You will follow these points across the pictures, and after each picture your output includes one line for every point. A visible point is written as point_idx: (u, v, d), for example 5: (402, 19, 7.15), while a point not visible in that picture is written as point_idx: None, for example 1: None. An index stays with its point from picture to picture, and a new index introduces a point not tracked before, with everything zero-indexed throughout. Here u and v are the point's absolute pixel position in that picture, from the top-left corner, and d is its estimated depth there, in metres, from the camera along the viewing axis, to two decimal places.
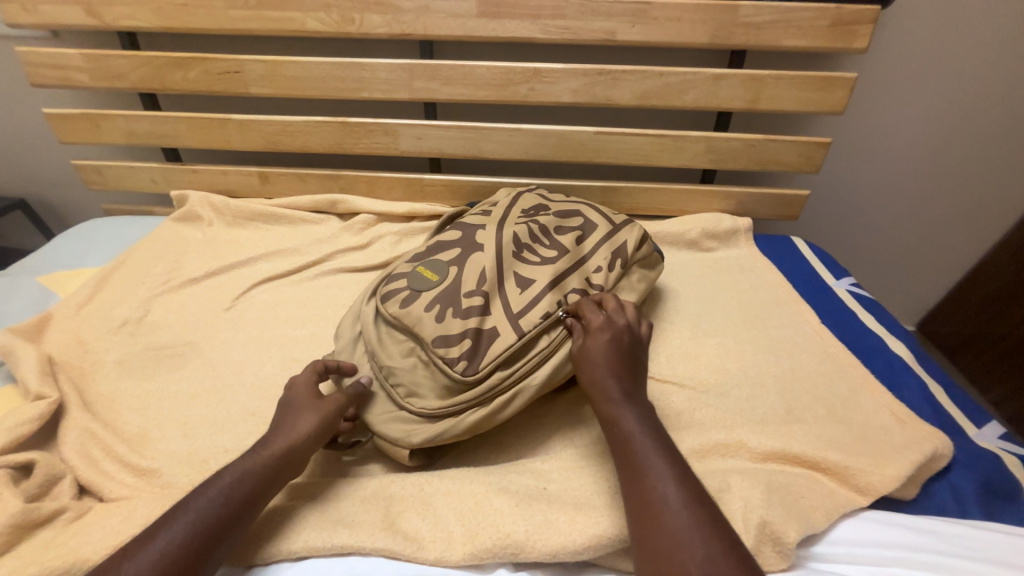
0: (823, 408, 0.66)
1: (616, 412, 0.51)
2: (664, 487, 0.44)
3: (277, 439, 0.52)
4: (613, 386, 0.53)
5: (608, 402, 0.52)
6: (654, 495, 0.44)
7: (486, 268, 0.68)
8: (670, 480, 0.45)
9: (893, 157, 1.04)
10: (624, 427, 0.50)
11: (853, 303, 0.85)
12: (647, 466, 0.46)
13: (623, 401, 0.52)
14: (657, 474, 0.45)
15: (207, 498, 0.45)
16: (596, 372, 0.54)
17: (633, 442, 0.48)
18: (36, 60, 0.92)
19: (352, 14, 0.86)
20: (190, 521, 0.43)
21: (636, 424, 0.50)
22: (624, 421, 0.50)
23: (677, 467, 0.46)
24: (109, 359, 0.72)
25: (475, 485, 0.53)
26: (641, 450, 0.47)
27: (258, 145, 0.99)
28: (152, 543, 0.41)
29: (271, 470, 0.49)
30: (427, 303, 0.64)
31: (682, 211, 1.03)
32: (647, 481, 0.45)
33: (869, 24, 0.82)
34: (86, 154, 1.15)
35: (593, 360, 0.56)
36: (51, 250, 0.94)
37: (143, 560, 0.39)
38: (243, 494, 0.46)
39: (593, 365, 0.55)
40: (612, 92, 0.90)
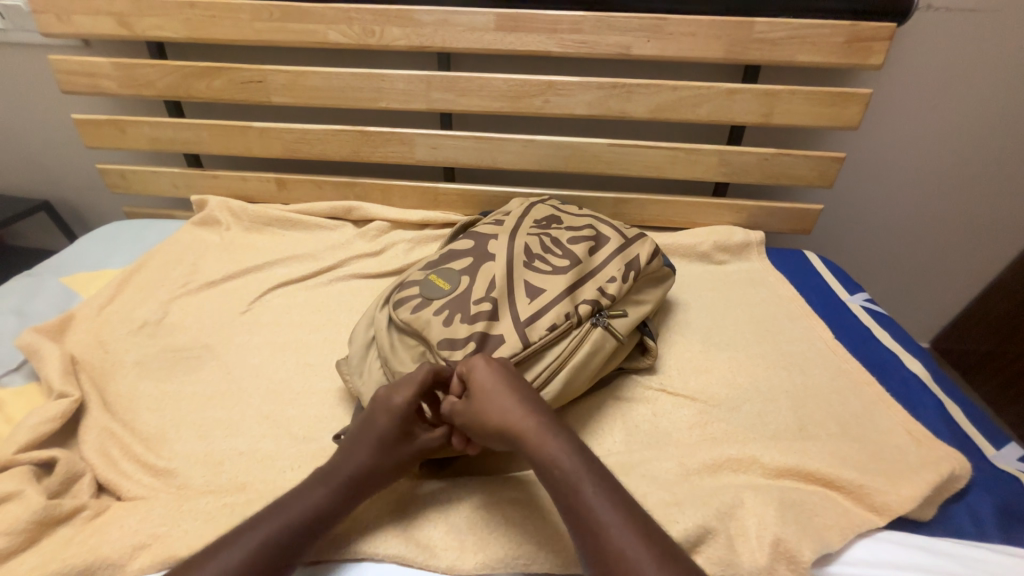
0: (836, 425, 0.65)
1: (542, 447, 0.46)
2: (608, 522, 0.42)
3: (349, 470, 0.50)
4: (530, 419, 0.48)
5: (530, 438, 0.47)
6: (604, 537, 0.41)
7: (496, 277, 0.69)
8: (612, 512, 0.42)
9: (907, 172, 1.03)
10: (552, 464, 0.45)
11: (867, 319, 0.84)
12: (588, 504, 0.43)
13: (546, 433, 0.47)
14: (596, 506, 0.43)
15: (268, 532, 0.45)
16: (506, 408, 0.49)
17: (565, 479, 0.44)
18: (68, 67, 0.96)
19: (373, 27, 0.88)
20: (249, 559, 0.43)
21: (565, 456, 0.45)
22: (557, 456, 0.45)
23: (615, 493, 0.44)
24: (129, 360, 0.73)
25: (487, 493, 0.54)
26: (581, 487, 0.44)
27: (277, 152, 1.01)
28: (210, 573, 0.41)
29: (337, 504, 0.49)
30: (436, 309, 0.65)
31: (694, 223, 1.03)
32: (593, 521, 0.42)
33: (883, 41, 0.82)
34: (110, 158, 1.18)
35: (494, 403, 0.50)
36: (74, 252, 0.96)
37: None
38: (306, 533, 0.46)
39: (500, 400, 0.50)
40: (626, 105, 0.91)
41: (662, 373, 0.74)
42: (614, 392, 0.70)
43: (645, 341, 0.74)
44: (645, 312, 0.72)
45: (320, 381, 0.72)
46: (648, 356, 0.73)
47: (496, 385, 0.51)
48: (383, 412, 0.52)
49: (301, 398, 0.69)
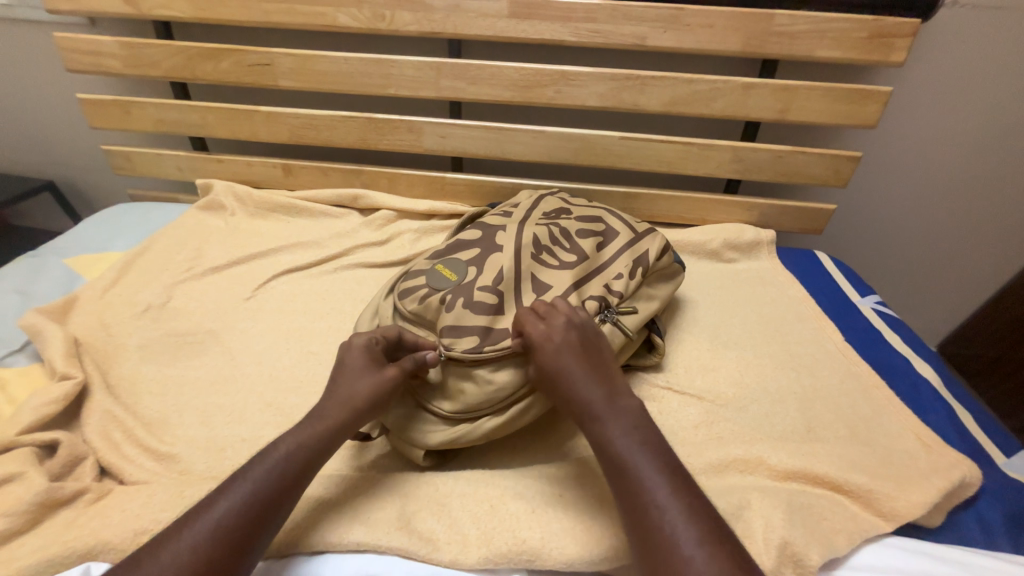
0: (845, 427, 0.64)
1: (599, 424, 0.47)
2: (662, 500, 0.41)
3: (330, 410, 0.51)
4: (592, 394, 0.49)
5: (588, 411, 0.48)
6: (651, 514, 0.41)
7: (503, 267, 0.67)
8: (665, 492, 0.42)
9: (924, 174, 1.01)
10: (609, 438, 0.46)
11: (879, 322, 0.83)
12: (643, 479, 0.43)
13: (605, 411, 0.48)
14: (647, 484, 0.43)
15: (249, 479, 0.44)
16: (571, 383, 0.50)
17: (621, 454, 0.45)
18: (72, 45, 0.94)
19: (383, 11, 0.87)
20: (233, 506, 0.42)
21: (623, 433, 0.46)
22: (612, 433, 0.46)
23: (669, 475, 0.43)
24: (132, 343, 0.73)
25: (491, 488, 0.53)
26: (635, 465, 0.44)
27: (284, 137, 1.00)
28: (192, 527, 0.40)
29: (323, 442, 0.49)
30: (440, 300, 0.63)
31: (704, 220, 1.02)
32: (644, 498, 0.42)
33: (906, 38, 0.80)
34: (114, 139, 1.16)
35: (558, 369, 0.51)
36: (78, 233, 0.95)
37: (184, 545, 0.39)
38: (290, 472, 0.46)
39: (565, 374, 0.51)
40: (639, 98, 0.89)
41: (669, 371, 0.73)
42: None
43: (653, 338, 0.73)
44: (654, 308, 0.71)
45: (324, 370, 0.71)
46: (656, 353, 0.72)
47: (562, 354, 0.52)
48: (343, 356, 0.56)
49: (304, 386, 0.69)
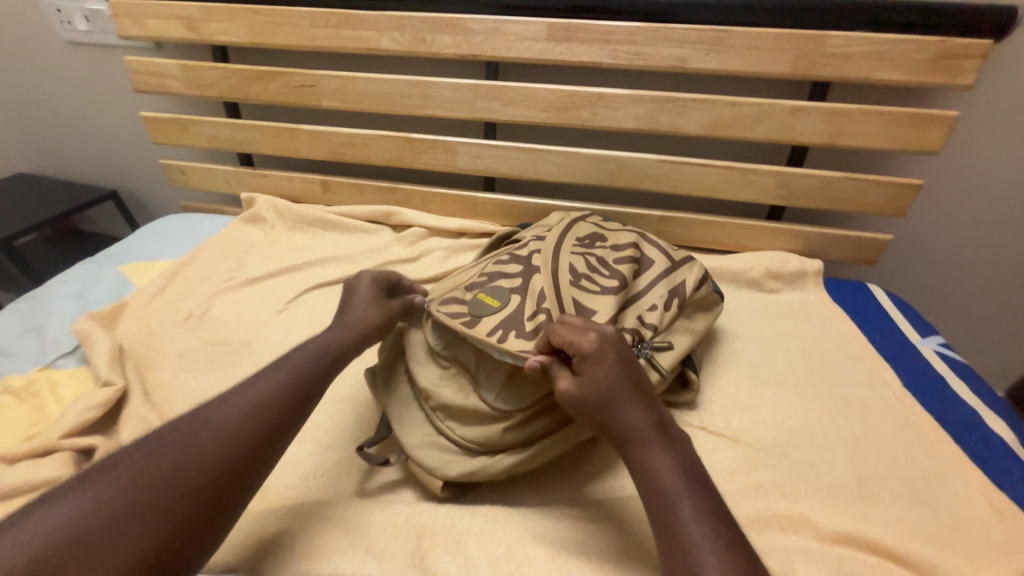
0: (904, 487, 0.58)
1: (643, 455, 0.45)
2: (704, 544, 0.39)
3: (349, 321, 0.60)
4: (637, 422, 0.47)
5: (632, 441, 0.46)
6: (692, 559, 0.38)
7: (543, 288, 0.66)
8: (709, 537, 0.39)
9: (995, 203, 0.92)
10: (653, 472, 0.44)
11: (942, 366, 0.75)
12: (685, 519, 0.40)
13: (651, 443, 0.46)
14: (690, 525, 0.40)
15: (258, 386, 0.48)
16: (616, 407, 0.47)
17: (665, 490, 0.43)
18: (140, 68, 1.02)
19: (423, 35, 0.89)
20: (246, 406, 0.46)
21: (668, 468, 0.44)
22: (657, 466, 0.44)
23: (713, 520, 0.40)
24: (170, 351, 0.75)
25: (511, 529, 0.51)
26: (677, 504, 0.42)
27: (324, 154, 1.03)
28: (203, 420, 0.44)
29: (350, 340, 0.57)
30: (488, 327, 0.60)
31: (745, 246, 0.97)
32: (685, 540, 0.39)
33: (975, 59, 0.74)
34: (170, 153, 1.24)
35: (602, 387, 0.48)
36: (132, 242, 1.01)
37: (199, 434, 0.43)
38: (326, 358, 0.54)
39: (608, 397, 0.48)
40: (678, 121, 0.86)
41: (703, 409, 0.68)
42: None
43: (687, 373, 0.69)
44: (690, 341, 0.68)
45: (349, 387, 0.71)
46: (689, 390, 0.68)
47: (613, 373, 0.49)
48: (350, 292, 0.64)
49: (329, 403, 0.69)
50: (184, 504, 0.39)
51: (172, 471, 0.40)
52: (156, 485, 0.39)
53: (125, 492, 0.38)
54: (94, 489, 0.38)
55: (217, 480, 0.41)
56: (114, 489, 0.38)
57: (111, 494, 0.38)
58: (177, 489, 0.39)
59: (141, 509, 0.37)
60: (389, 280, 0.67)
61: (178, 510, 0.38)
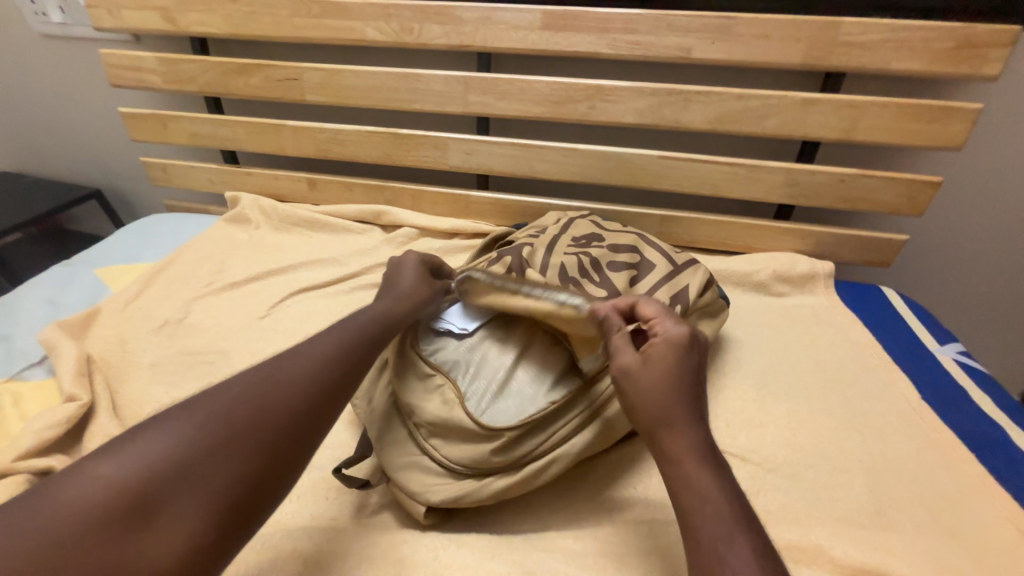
0: (927, 513, 0.53)
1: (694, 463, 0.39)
2: None
3: (399, 296, 0.57)
4: (692, 439, 0.40)
5: (684, 458, 0.39)
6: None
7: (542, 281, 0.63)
8: None
9: (1018, 202, 0.87)
10: (705, 498, 0.37)
11: (962, 377, 0.71)
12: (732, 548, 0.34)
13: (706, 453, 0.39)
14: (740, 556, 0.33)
15: (330, 338, 0.46)
16: (680, 403, 0.42)
17: (716, 522, 0.35)
18: (116, 61, 0.97)
19: (411, 24, 0.84)
20: (319, 356, 0.44)
21: (722, 497, 0.37)
22: (709, 481, 0.38)
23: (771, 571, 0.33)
24: (143, 361, 0.71)
25: (497, 562, 0.46)
26: (726, 529, 0.35)
27: (309, 151, 0.99)
28: (274, 369, 0.41)
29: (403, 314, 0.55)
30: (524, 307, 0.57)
31: (752, 247, 0.92)
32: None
33: (1003, 47, 0.69)
34: (154, 151, 1.20)
35: (675, 375, 0.43)
36: (111, 244, 0.97)
37: (267, 383, 0.40)
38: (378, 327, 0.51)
39: (676, 388, 0.42)
40: (681, 115, 0.81)
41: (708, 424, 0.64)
42: None
43: None
44: None
45: None
46: None
47: (687, 367, 0.44)
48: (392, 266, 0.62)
49: None
50: (259, 451, 0.36)
51: (248, 420, 0.37)
52: (234, 428, 0.37)
53: (202, 434, 0.36)
54: (174, 427, 0.36)
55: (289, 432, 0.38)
56: (194, 429, 0.36)
57: (190, 433, 0.35)
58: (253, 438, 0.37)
59: (219, 454, 0.35)
60: (433, 262, 0.65)
61: (254, 455, 0.36)
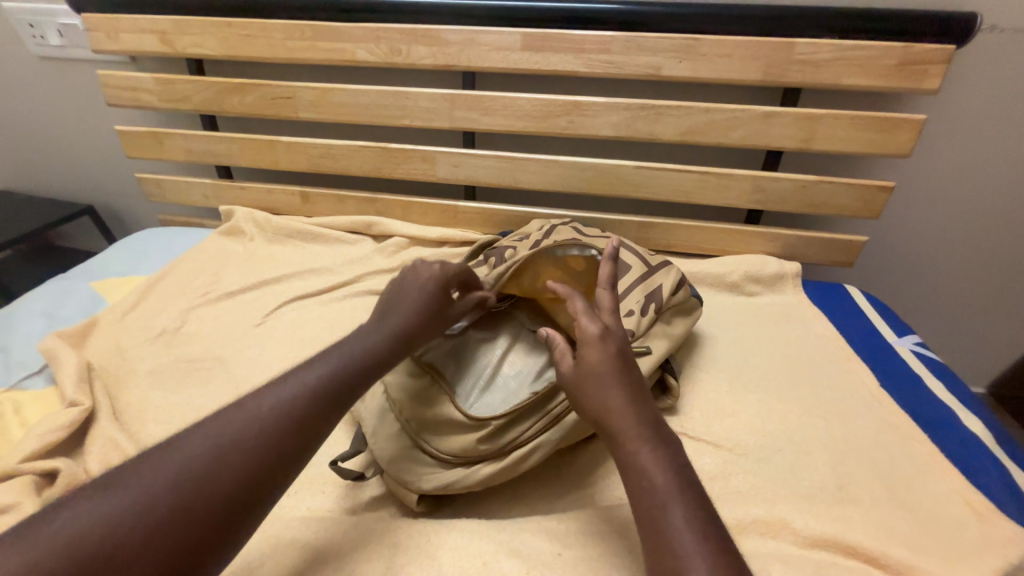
0: (882, 488, 0.58)
1: (630, 453, 0.43)
2: (689, 555, 0.36)
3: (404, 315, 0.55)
4: (629, 420, 0.44)
5: (624, 438, 0.44)
6: (676, 564, 0.36)
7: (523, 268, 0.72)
8: (695, 547, 0.37)
9: (965, 204, 0.94)
10: (643, 472, 0.41)
11: (917, 366, 0.76)
12: (670, 527, 0.38)
13: (639, 441, 0.43)
14: (678, 533, 0.38)
15: (271, 406, 0.43)
16: (610, 399, 0.46)
17: (652, 492, 0.40)
18: (114, 82, 1.01)
19: (399, 46, 0.89)
20: (250, 433, 0.41)
21: (659, 470, 0.41)
22: (643, 467, 0.42)
23: (702, 528, 0.38)
24: (142, 369, 0.73)
25: (486, 543, 0.49)
26: (664, 510, 0.39)
27: (302, 165, 1.03)
28: (208, 441, 0.40)
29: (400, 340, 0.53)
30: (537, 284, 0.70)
31: (724, 251, 0.97)
32: (672, 550, 0.37)
33: (940, 64, 0.76)
34: (148, 167, 1.23)
35: (600, 371, 0.47)
36: (107, 257, 0.99)
37: (196, 463, 0.39)
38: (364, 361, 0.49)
39: (602, 385, 0.47)
40: (654, 127, 0.87)
41: (684, 415, 0.68)
42: None
43: (666, 379, 0.69)
44: (668, 346, 0.68)
45: None
46: (670, 396, 0.68)
47: (611, 360, 0.48)
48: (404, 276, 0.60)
49: None
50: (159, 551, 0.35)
51: (168, 505, 0.36)
52: (152, 516, 0.36)
53: (106, 528, 0.35)
54: (108, 500, 0.36)
55: (184, 535, 0.36)
56: (120, 507, 0.36)
57: (120, 508, 0.36)
58: (170, 527, 0.36)
59: (135, 541, 0.35)
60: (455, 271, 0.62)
61: (164, 550, 0.35)
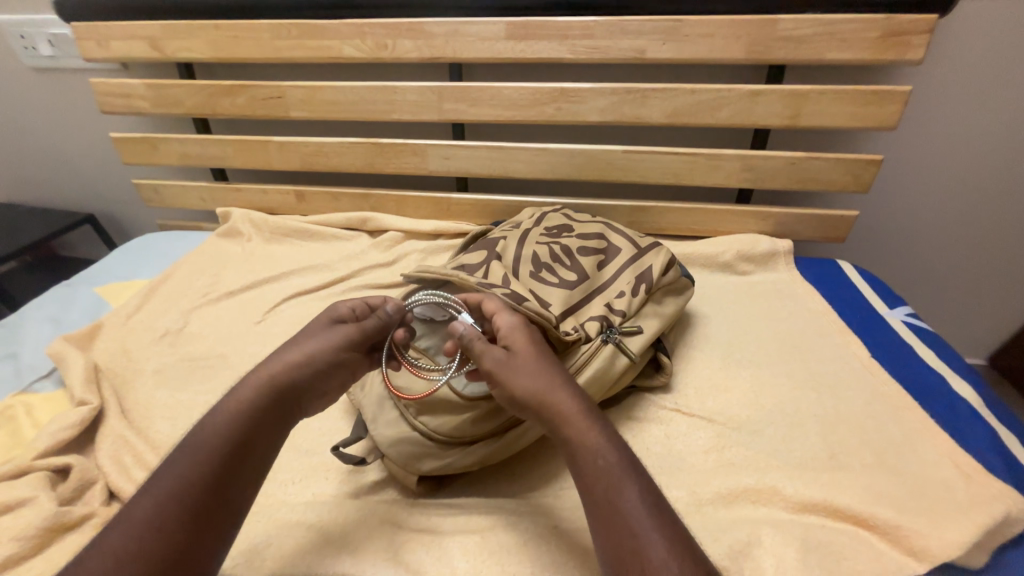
0: (871, 454, 0.59)
1: (576, 434, 0.43)
2: (641, 524, 0.38)
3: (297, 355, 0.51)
4: (572, 401, 0.45)
5: (569, 418, 0.44)
6: (630, 532, 0.38)
7: (513, 251, 0.75)
8: (646, 516, 0.38)
9: (954, 174, 0.94)
10: (591, 451, 0.42)
11: (909, 335, 0.77)
12: (621, 500, 0.39)
13: (584, 420, 0.44)
14: (630, 505, 0.39)
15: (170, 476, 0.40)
16: (547, 383, 0.47)
17: (603, 468, 0.41)
18: (106, 89, 1.02)
19: (385, 40, 0.90)
20: (153, 509, 0.38)
21: (607, 445, 0.43)
22: (590, 445, 0.43)
23: (652, 501, 0.40)
24: (148, 368, 0.75)
25: (485, 518, 0.52)
26: (616, 486, 0.40)
27: (295, 164, 1.04)
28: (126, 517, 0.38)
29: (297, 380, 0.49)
30: (526, 266, 0.72)
31: (717, 231, 0.98)
32: (626, 521, 0.38)
33: (924, 34, 0.76)
34: (145, 173, 1.24)
35: (530, 357, 0.49)
36: (110, 263, 1.01)
37: (127, 534, 0.37)
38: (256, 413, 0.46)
39: (539, 372, 0.47)
40: (642, 111, 0.88)
41: (677, 392, 0.69)
42: (626, 410, 0.67)
43: (659, 357, 0.70)
44: (660, 325, 0.69)
45: None
46: (663, 373, 0.69)
47: (534, 350, 0.50)
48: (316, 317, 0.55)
49: None
50: None
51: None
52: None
53: None
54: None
55: None
56: None
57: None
58: None
59: None
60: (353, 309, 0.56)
61: None
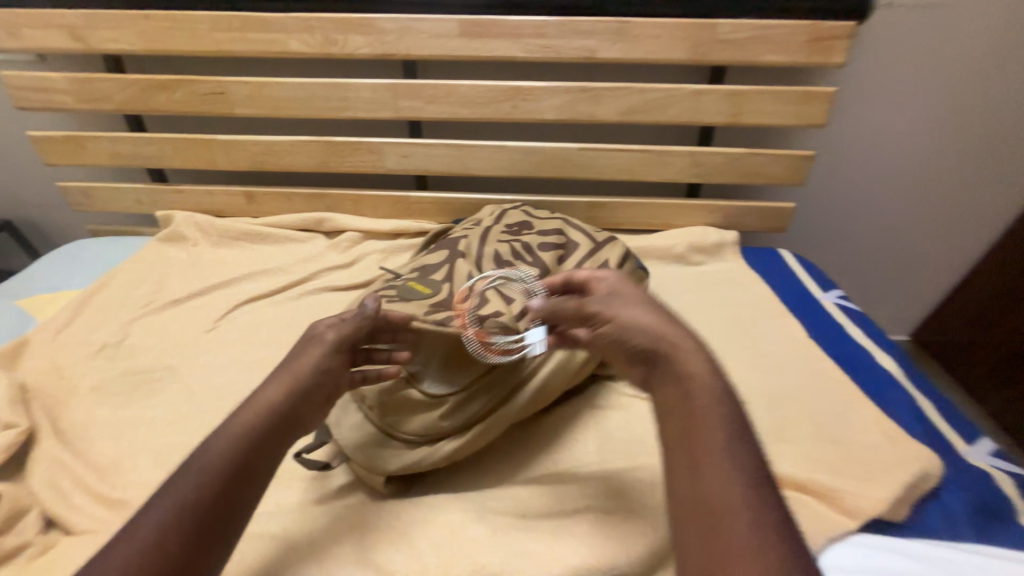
0: (811, 425, 0.64)
1: (685, 376, 0.39)
2: (738, 478, 0.33)
3: (295, 369, 0.48)
4: (689, 347, 0.41)
5: (684, 361, 0.40)
6: (727, 480, 0.33)
7: (475, 252, 0.76)
8: (745, 473, 0.34)
9: (875, 168, 1.04)
10: (707, 395, 0.38)
11: (841, 316, 0.84)
12: (725, 448, 0.35)
13: (702, 367, 0.40)
14: (731, 457, 0.34)
15: (166, 506, 0.37)
16: (661, 326, 0.43)
17: (716, 413, 0.37)
18: (21, 84, 0.93)
19: (334, 36, 0.87)
20: (147, 541, 0.35)
21: (723, 397, 0.38)
22: (704, 391, 0.38)
23: (763, 473, 0.34)
24: (85, 384, 0.70)
25: (453, 513, 0.52)
26: (721, 435, 0.36)
27: (243, 164, 0.99)
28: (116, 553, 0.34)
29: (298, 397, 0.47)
30: (488, 265, 0.73)
31: (670, 224, 1.03)
32: (725, 467, 0.34)
33: (846, 39, 0.83)
34: (71, 175, 1.14)
35: (638, 304, 0.45)
36: (35, 273, 0.93)
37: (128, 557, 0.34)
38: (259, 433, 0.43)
39: (647, 317, 0.44)
40: (595, 109, 0.90)
41: None
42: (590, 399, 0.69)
43: None
44: None
45: None
46: None
47: (649, 301, 0.46)
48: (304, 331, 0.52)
49: None
50: None
51: None
52: None
53: None
54: None
55: None
56: None
57: None
58: None
59: None
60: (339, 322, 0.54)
61: None
